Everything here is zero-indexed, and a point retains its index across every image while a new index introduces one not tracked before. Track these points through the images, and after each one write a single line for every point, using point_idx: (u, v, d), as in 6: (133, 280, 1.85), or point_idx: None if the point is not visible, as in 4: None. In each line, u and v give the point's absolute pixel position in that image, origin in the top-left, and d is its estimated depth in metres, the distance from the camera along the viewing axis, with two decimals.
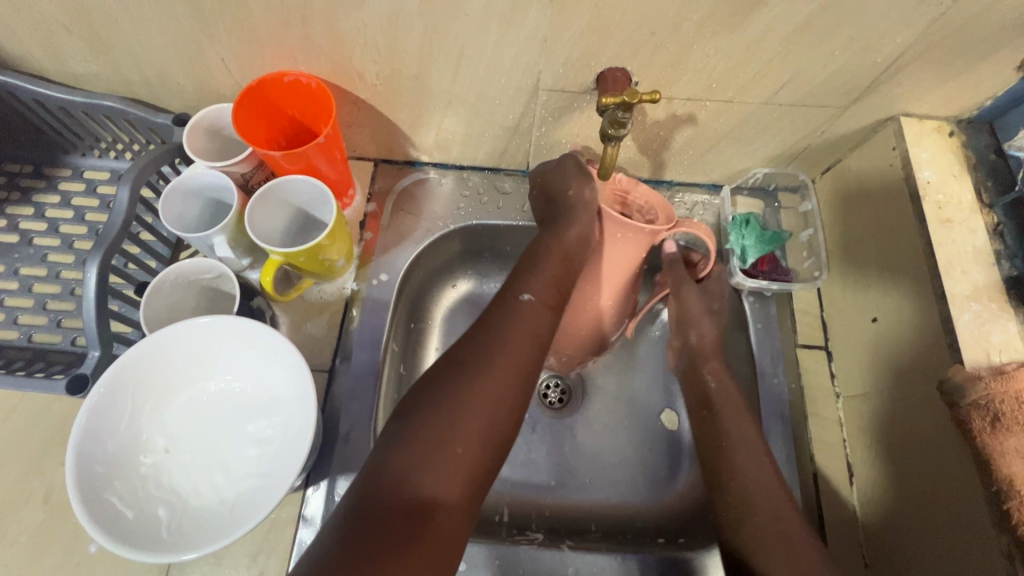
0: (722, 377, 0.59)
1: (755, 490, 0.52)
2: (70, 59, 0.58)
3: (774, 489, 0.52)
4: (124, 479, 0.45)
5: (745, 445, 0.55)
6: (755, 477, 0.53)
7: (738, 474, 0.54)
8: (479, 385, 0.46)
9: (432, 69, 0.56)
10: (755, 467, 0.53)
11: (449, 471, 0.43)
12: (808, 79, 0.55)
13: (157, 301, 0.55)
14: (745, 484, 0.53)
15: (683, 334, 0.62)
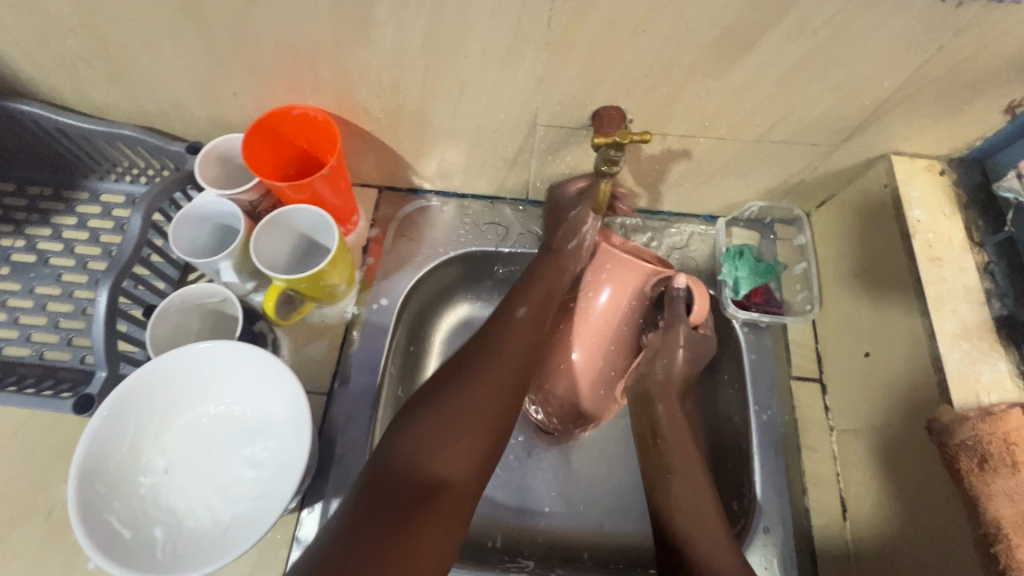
0: (674, 416, 0.64)
1: (693, 516, 0.57)
2: (92, 91, 0.61)
3: (703, 503, 0.58)
4: (124, 500, 0.46)
5: (685, 469, 0.61)
6: (687, 494, 0.59)
7: (674, 491, 0.59)
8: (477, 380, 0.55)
9: (434, 104, 0.58)
10: (690, 487, 0.59)
11: (456, 452, 0.51)
12: (799, 119, 0.56)
13: (162, 326, 0.56)
14: (682, 503, 0.58)
15: (650, 366, 0.67)
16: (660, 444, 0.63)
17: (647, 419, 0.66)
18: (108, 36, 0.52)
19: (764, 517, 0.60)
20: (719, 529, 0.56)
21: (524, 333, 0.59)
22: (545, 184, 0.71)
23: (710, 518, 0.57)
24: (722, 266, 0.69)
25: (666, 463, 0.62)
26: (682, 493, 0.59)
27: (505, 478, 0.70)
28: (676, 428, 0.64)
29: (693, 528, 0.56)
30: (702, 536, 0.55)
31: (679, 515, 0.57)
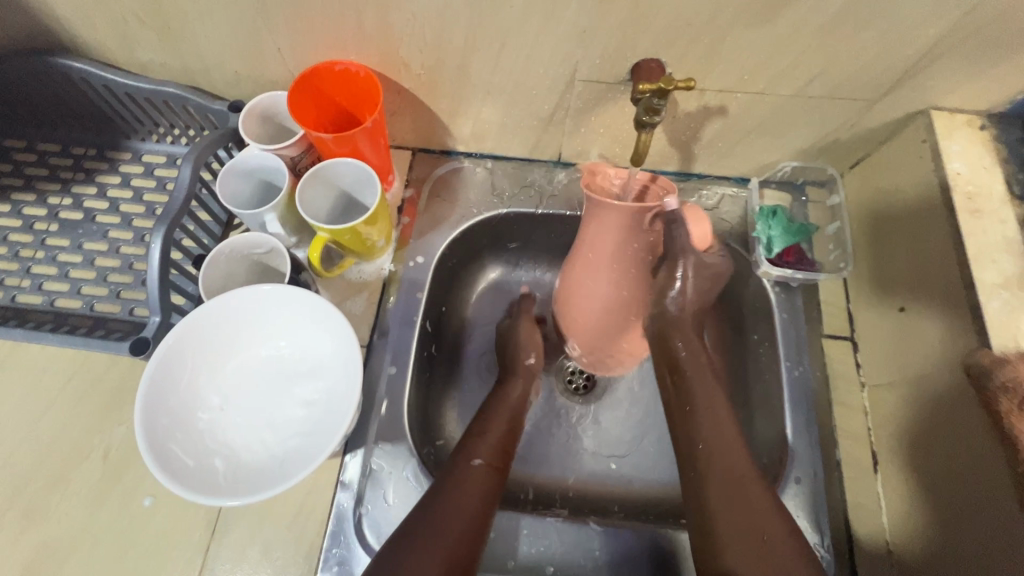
0: (695, 352, 0.64)
1: (718, 454, 0.54)
2: (139, 47, 0.62)
3: (731, 446, 0.55)
4: (184, 432, 0.49)
5: (709, 410, 0.58)
6: (713, 436, 0.56)
7: (702, 435, 0.56)
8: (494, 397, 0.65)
9: (474, 59, 0.59)
10: (717, 431, 0.56)
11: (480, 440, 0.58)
12: (839, 72, 0.56)
13: (214, 273, 0.59)
14: (710, 443, 0.55)
15: (660, 304, 0.66)
16: (682, 381, 0.61)
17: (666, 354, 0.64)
18: None
19: (796, 468, 0.61)
20: (754, 480, 0.52)
21: (487, 485, 0.54)
22: (578, 145, 0.72)
23: (742, 463, 0.53)
24: (756, 224, 0.70)
25: (692, 406, 0.59)
26: (712, 435, 0.56)
27: (537, 433, 0.72)
28: (697, 362, 0.63)
29: (726, 475, 0.52)
30: (739, 483, 0.52)
31: (709, 458, 0.54)
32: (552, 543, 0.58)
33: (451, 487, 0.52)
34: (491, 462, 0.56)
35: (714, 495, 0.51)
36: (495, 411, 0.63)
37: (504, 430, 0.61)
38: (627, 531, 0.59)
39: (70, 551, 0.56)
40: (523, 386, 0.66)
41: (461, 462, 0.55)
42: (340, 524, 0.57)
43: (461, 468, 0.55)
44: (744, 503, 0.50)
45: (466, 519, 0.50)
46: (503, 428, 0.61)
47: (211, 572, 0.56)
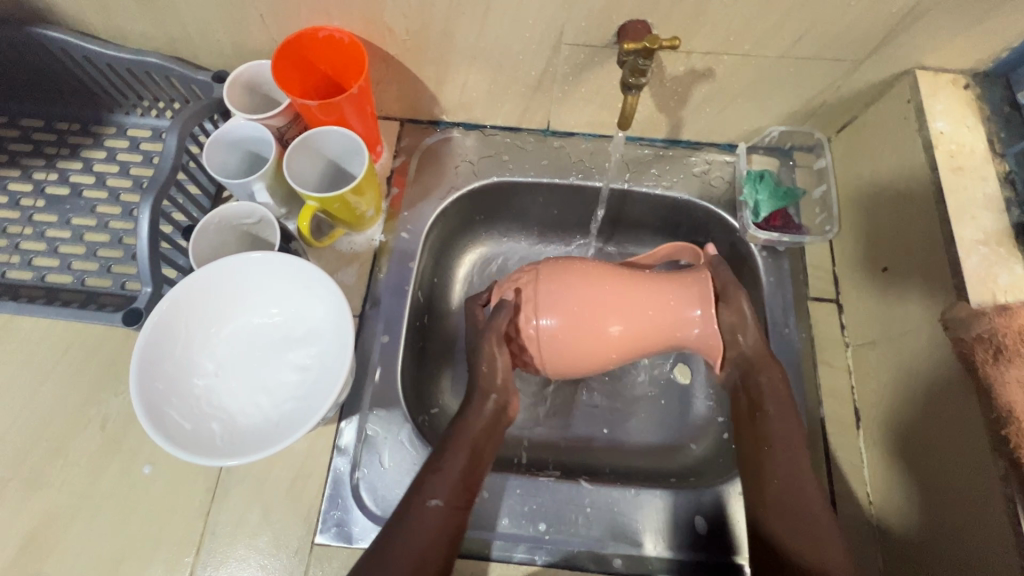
0: (777, 386, 0.58)
1: (794, 481, 0.54)
2: (118, 16, 0.61)
3: (809, 491, 0.54)
4: (181, 397, 0.49)
5: (786, 452, 0.56)
6: (788, 480, 0.54)
7: (773, 478, 0.55)
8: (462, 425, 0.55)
9: (459, 23, 0.59)
10: (794, 482, 0.54)
11: (443, 480, 0.52)
12: (825, 31, 0.56)
13: (203, 243, 0.59)
14: (787, 484, 0.54)
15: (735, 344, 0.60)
16: (762, 424, 0.57)
17: (745, 397, 0.60)
18: None
19: None
20: (824, 519, 0.52)
21: (444, 529, 0.50)
22: (566, 112, 0.71)
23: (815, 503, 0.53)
24: (743, 188, 0.71)
25: (774, 452, 0.56)
26: (780, 476, 0.55)
27: (532, 402, 0.72)
28: (781, 407, 0.57)
29: (792, 515, 0.53)
30: (807, 530, 0.52)
31: (779, 507, 0.53)
32: (545, 503, 0.60)
33: (404, 534, 0.49)
34: (448, 501, 0.51)
35: (789, 536, 0.52)
36: (449, 454, 0.53)
37: (466, 464, 0.53)
38: (619, 491, 0.60)
39: (73, 519, 0.57)
40: (488, 421, 0.56)
41: (417, 504, 0.51)
42: (337, 488, 0.59)
43: (413, 508, 0.51)
44: (814, 546, 0.51)
45: (412, 571, 0.47)
46: (465, 459, 0.53)
47: (212, 535, 0.57)
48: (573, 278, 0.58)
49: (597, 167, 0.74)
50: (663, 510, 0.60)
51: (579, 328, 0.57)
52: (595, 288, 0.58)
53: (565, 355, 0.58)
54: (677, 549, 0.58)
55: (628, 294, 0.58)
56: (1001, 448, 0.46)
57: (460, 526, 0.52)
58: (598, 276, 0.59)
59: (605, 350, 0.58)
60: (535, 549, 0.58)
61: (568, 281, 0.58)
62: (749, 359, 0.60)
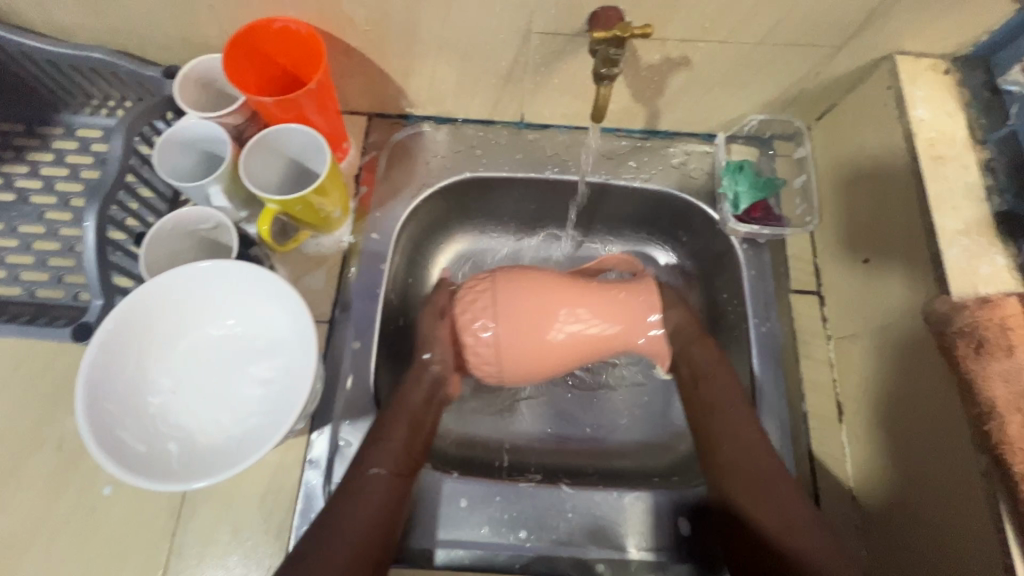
0: (714, 356, 0.61)
1: (742, 458, 0.55)
2: (55, 9, 0.57)
3: (761, 451, 0.55)
4: (134, 417, 0.47)
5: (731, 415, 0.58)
6: (741, 443, 0.56)
7: (722, 439, 0.57)
8: (399, 404, 0.56)
9: (422, 13, 0.55)
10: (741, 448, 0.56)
11: (386, 450, 0.53)
12: (803, 16, 0.54)
13: (156, 250, 0.55)
14: (740, 447, 0.56)
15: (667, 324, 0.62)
16: (705, 391, 0.59)
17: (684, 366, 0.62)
18: None
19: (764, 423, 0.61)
20: (784, 480, 0.54)
21: (387, 495, 0.52)
22: (540, 105, 0.69)
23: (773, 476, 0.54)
24: (723, 180, 0.69)
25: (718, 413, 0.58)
26: (730, 442, 0.56)
27: (512, 404, 0.71)
28: (717, 370, 0.60)
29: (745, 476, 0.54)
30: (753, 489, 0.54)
31: (734, 472, 0.55)
32: (525, 508, 0.58)
33: (345, 510, 0.50)
34: (391, 468, 0.53)
35: (753, 501, 0.53)
36: (390, 423, 0.55)
37: (406, 436, 0.55)
38: (599, 494, 0.59)
39: (29, 545, 0.54)
40: (426, 389, 0.58)
41: (358, 477, 0.52)
42: (309, 502, 0.56)
43: (355, 481, 0.52)
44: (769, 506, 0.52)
45: (359, 540, 0.49)
46: (404, 429, 0.55)
47: (178, 557, 0.55)
48: (534, 285, 0.60)
49: (573, 160, 0.72)
50: (645, 511, 0.58)
51: (526, 338, 0.58)
52: (549, 297, 0.59)
53: (509, 365, 0.59)
54: (660, 550, 0.57)
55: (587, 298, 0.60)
56: (983, 444, 0.45)
57: (404, 489, 0.53)
58: (546, 283, 0.60)
59: (550, 357, 0.59)
60: (514, 557, 0.56)
61: (522, 291, 0.59)
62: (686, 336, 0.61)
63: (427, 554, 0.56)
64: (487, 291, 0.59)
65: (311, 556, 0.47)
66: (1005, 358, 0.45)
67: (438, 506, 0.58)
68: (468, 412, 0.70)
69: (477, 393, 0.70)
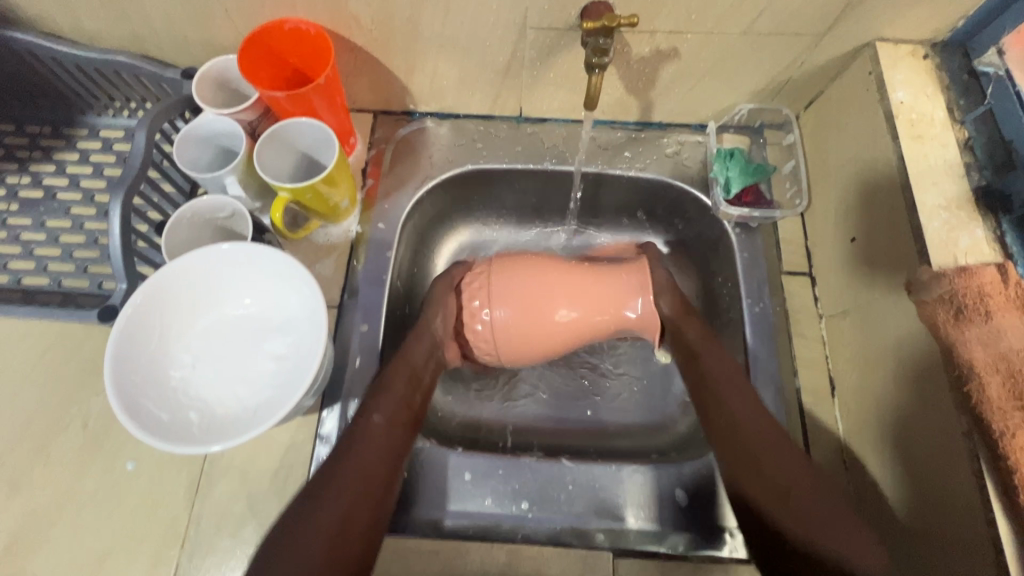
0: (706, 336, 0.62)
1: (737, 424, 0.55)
2: (83, 15, 0.61)
3: (764, 430, 0.54)
4: (157, 389, 0.50)
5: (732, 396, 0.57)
6: (743, 422, 0.55)
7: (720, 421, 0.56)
8: (398, 360, 0.58)
9: (423, 11, 0.59)
10: (747, 431, 0.54)
11: (387, 400, 0.55)
12: (784, 5, 0.57)
13: (176, 238, 0.59)
14: (745, 427, 0.55)
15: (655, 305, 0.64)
16: (699, 366, 0.60)
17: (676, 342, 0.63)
18: None
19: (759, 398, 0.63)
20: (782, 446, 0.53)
21: (387, 443, 0.53)
22: (537, 99, 0.72)
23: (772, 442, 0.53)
24: (713, 166, 0.72)
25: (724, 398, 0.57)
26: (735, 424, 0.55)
27: (511, 388, 0.73)
28: (709, 348, 0.61)
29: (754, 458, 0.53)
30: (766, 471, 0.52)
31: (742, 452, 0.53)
32: (528, 480, 0.60)
33: (348, 455, 0.51)
34: (390, 417, 0.54)
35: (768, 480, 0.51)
36: (392, 374, 0.57)
37: (406, 387, 0.57)
38: (599, 467, 0.61)
39: (58, 517, 0.57)
40: (428, 345, 0.61)
41: (361, 422, 0.53)
42: None
43: (357, 427, 0.53)
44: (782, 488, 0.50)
45: (360, 487, 0.50)
46: (405, 380, 0.57)
47: (197, 527, 0.57)
48: (526, 266, 0.65)
49: (570, 152, 0.75)
50: (643, 482, 0.60)
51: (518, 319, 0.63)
52: (543, 278, 0.64)
53: (513, 347, 0.63)
54: (658, 520, 0.59)
55: (585, 287, 0.64)
56: (964, 406, 0.47)
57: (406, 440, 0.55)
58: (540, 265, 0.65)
59: (552, 339, 0.64)
60: (517, 527, 0.59)
61: (516, 274, 0.64)
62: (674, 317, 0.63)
63: (432, 525, 0.58)
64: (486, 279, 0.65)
65: (319, 500, 0.48)
66: (982, 322, 0.47)
67: (443, 478, 0.60)
68: (469, 394, 0.72)
69: (480, 379, 0.73)
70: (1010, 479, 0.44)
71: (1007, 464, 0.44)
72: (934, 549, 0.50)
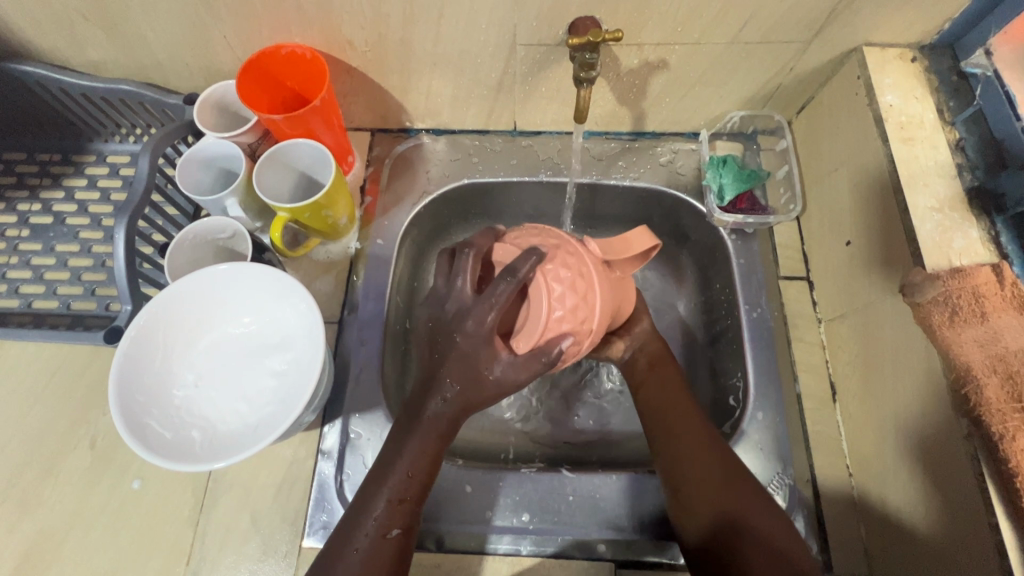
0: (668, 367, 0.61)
1: (687, 457, 0.54)
2: (89, 47, 0.63)
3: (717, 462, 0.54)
4: (161, 408, 0.51)
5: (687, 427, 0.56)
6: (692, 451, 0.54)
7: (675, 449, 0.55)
8: (418, 439, 0.50)
9: (415, 32, 0.60)
10: (703, 461, 0.54)
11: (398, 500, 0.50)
12: (768, 14, 0.58)
13: (179, 260, 0.60)
14: (702, 457, 0.54)
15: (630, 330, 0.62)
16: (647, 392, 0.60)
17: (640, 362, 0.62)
18: None
19: (759, 404, 0.63)
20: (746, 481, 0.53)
21: (400, 551, 0.49)
22: (531, 112, 0.73)
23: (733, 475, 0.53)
24: (706, 174, 0.72)
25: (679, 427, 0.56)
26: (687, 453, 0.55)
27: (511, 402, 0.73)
28: (661, 370, 0.61)
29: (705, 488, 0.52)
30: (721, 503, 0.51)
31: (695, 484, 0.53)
32: (529, 493, 0.60)
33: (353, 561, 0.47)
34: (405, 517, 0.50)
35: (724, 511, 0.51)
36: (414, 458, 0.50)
37: (424, 472, 0.51)
38: (600, 478, 0.61)
39: (66, 536, 0.58)
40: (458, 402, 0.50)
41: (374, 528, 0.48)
42: (322, 491, 0.60)
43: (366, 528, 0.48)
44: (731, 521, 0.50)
45: None
46: (426, 463, 0.51)
47: (202, 544, 0.58)
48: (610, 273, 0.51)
49: (564, 164, 0.76)
50: (641, 492, 0.60)
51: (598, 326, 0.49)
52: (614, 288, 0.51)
53: (577, 347, 0.49)
54: (661, 531, 0.59)
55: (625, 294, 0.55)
56: (963, 409, 0.47)
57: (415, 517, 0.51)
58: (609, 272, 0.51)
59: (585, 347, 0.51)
60: (519, 539, 0.59)
61: (610, 281, 0.50)
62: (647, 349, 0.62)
63: (434, 537, 0.59)
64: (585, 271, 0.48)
65: None
66: (978, 324, 0.47)
67: (443, 490, 0.60)
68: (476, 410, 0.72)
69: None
70: (1011, 481, 0.43)
71: (1007, 466, 0.43)
72: (937, 557, 0.50)
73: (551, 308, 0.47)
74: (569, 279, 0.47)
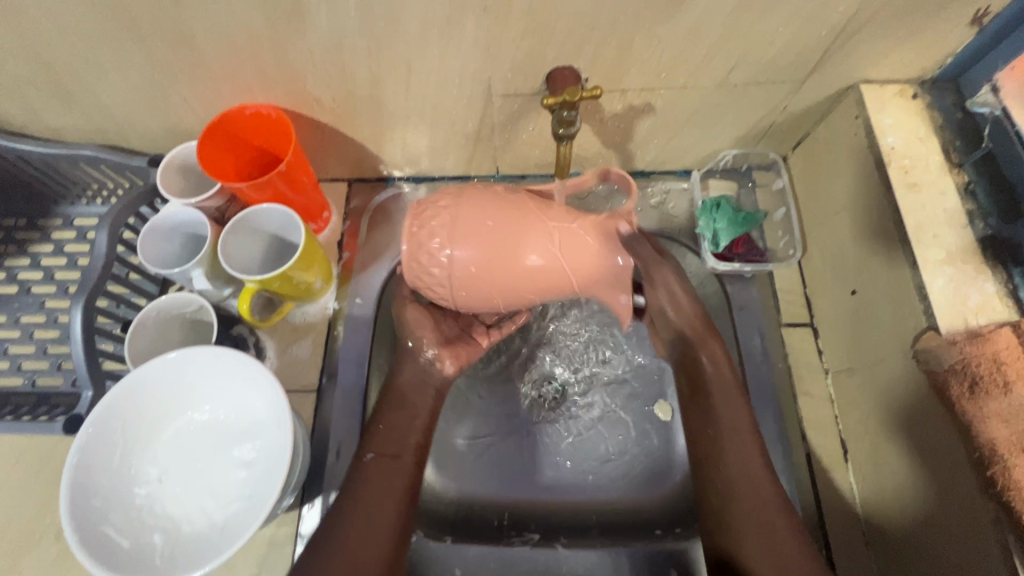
0: (718, 364, 0.57)
1: (740, 482, 0.52)
2: (45, 114, 0.60)
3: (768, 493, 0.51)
4: (121, 511, 0.47)
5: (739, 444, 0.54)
6: (744, 478, 0.52)
7: (729, 473, 0.53)
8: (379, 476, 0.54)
9: (384, 88, 0.57)
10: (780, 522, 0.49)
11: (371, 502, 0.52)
12: (757, 57, 0.54)
13: (142, 338, 0.57)
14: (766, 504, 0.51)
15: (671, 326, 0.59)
16: (707, 406, 0.56)
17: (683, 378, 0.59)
18: (44, 54, 0.51)
19: None
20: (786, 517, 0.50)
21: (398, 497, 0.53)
22: (514, 158, 0.70)
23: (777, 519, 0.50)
24: (699, 220, 0.68)
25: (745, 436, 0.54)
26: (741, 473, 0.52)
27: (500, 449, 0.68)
28: (724, 393, 0.56)
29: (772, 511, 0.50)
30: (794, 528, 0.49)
31: (757, 503, 0.51)
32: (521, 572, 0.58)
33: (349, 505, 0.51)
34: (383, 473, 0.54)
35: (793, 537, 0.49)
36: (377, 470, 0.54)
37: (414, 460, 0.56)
38: (597, 553, 0.59)
39: None
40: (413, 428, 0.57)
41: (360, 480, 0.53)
42: None
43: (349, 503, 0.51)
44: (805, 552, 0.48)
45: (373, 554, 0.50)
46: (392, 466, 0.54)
47: None
48: (526, 202, 0.48)
49: None
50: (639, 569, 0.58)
51: (458, 203, 0.46)
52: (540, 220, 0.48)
53: (483, 289, 0.48)
54: None
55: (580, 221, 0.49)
56: (989, 491, 0.43)
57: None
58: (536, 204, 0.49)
59: (507, 284, 0.48)
60: None
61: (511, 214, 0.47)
62: (687, 335, 0.58)
63: None
64: (449, 208, 0.46)
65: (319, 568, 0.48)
66: (1001, 396, 0.43)
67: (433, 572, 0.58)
68: (448, 446, 0.68)
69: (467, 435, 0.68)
70: None
71: None
72: None
73: (426, 259, 0.47)
74: (437, 204, 0.46)
